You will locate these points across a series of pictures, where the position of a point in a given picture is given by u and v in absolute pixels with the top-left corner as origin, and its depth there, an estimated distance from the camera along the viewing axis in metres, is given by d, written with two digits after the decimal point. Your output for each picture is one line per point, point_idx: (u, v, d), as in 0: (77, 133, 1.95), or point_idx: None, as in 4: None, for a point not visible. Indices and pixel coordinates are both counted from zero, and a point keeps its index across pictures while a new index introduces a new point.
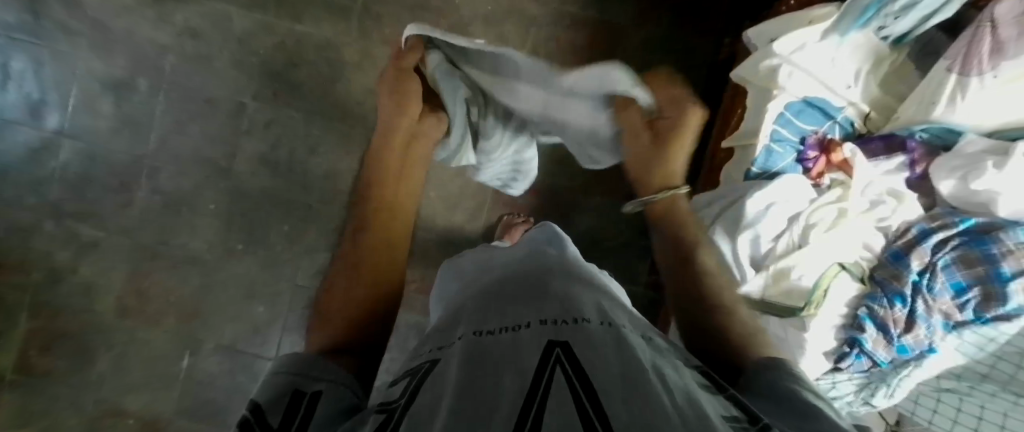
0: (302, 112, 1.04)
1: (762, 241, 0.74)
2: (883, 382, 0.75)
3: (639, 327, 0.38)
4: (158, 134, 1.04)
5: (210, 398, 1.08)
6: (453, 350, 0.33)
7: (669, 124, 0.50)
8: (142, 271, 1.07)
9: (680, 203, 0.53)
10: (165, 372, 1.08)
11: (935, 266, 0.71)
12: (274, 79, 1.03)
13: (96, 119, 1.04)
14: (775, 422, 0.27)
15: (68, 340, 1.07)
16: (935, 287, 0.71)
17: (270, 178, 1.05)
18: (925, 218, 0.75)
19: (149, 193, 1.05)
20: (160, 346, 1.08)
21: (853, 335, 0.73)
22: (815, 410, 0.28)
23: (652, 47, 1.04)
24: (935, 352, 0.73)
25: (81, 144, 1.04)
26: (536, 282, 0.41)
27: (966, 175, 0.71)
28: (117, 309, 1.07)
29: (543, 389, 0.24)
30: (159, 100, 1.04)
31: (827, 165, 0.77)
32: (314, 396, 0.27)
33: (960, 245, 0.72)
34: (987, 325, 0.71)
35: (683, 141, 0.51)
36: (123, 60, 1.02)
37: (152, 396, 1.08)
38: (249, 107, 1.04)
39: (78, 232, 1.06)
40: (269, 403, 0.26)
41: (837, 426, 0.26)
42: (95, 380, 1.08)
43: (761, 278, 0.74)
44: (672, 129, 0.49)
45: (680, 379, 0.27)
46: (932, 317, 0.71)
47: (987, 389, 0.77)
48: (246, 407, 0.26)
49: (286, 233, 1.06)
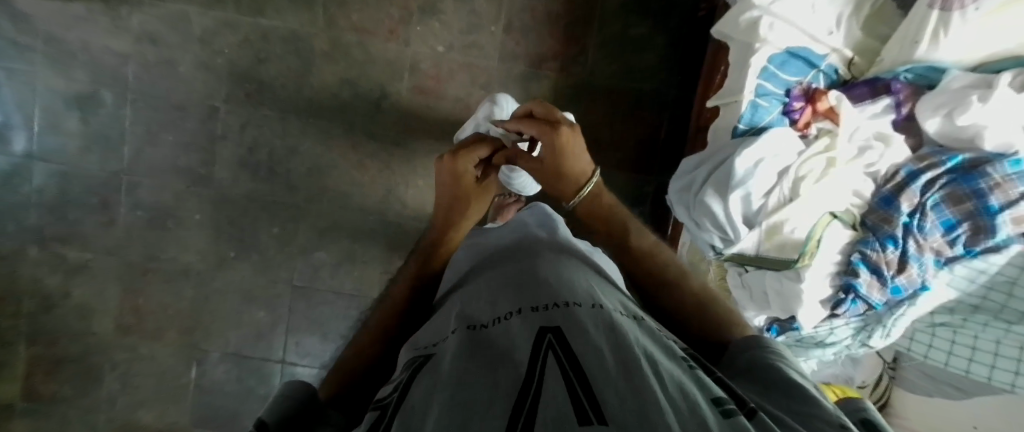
0: (277, 111, 1.01)
1: (753, 198, 0.73)
2: (879, 324, 0.77)
3: (630, 306, 0.38)
4: (131, 148, 1.01)
5: (222, 404, 1.09)
6: (445, 342, 0.34)
7: (546, 147, 0.56)
8: (137, 288, 1.06)
9: (599, 200, 0.56)
10: (175, 384, 1.08)
11: (924, 206, 0.72)
12: (244, 79, 1.00)
13: (64, 137, 1.00)
14: (766, 404, 0.29)
15: (71, 363, 1.07)
16: (925, 226, 0.72)
17: (252, 181, 1.03)
18: (913, 159, 0.75)
19: (131, 209, 1.03)
20: (165, 359, 1.08)
21: (847, 280, 0.74)
22: (804, 392, 0.29)
23: (628, 8, 1.01)
24: (928, 290, 0.75)
25: (53, 165, 1.01)
26: (527, 265, 0.41)
27: (951, 112, 0.71)
28: (117, 328, 1.06)
29: (537, 380, 0.25)
30: (127, 111, 1.00)
31: (813, 115, 0.76)
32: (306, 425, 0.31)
33: (948, 182, 0.72)
34: (977, 258, 0.73)
35: (568, 159, 0.55)
36: (84, 73, 0.98)
37: (165, 407, 1.09)
38: (221, 110, 1.01)
39: (63, 255, 1.04)
40: None
41: (821, 406, 0.27)
42: (105, 399, 1.08)
43: (755, 235, 0.74)
44: (550, 150, 0.55)
45: (669, 363, 0.28)
46: (923, 256, 0.72)
47: (980, 319, 0.78)
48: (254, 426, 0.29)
49: (277, 236, 1.05)
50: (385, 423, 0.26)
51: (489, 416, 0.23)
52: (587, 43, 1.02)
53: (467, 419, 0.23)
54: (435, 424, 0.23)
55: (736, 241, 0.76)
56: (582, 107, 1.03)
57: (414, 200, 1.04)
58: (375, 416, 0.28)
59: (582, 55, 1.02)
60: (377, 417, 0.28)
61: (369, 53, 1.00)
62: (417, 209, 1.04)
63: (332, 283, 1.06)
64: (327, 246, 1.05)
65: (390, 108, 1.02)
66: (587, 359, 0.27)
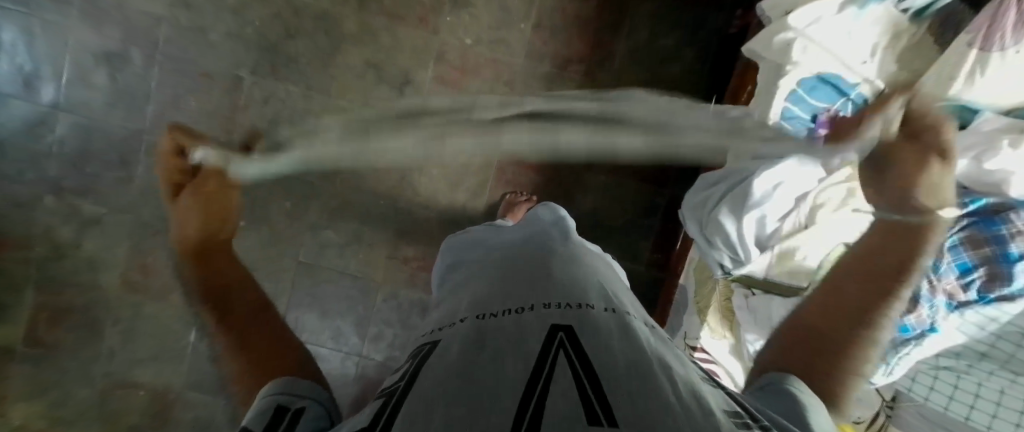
0: (301, 87, 1.01)
1: (768, 221, 0.75)
2: (883, 361, 0.75)
3: (641, 313, 0.38)
4: (154, 109, 1.02)
5: (218, 370, 1.10)
6: (455, 331, 0.34)
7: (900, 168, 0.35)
8: (147, 247, 1.07)
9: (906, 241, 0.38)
10: (173, 346, 1.10)
11: (942, 246, 0.71)
12: (272, 52, 1.00)
13: (89, 92, 1.02)
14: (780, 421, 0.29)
15: (76, 314, 1.09)
16: (941, 267, 0.70)
17: None
18: None
19: (149, 169, 1.05)
20: (167, 320, 1.09)
21: None
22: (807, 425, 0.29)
23: (660, 18, 1.00)
24: (935, 331, 0.73)
25: (77, 118, 1.02)
26: (540, 264, 0.41)
27: (979, 154, 0.70)
28: (124, 284, 1.08)
29: (546, 376, 0.25)
30: (154, 73, 1.01)
31: None
32: (296, 413, 0.35)
33: (969, 225, 0.71)
34: (989, 306, 0.71)
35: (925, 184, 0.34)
36: (116, 31, 1.00)
37: (161, 367, 1.10)
38: (246, 81, 1.01)
39: (80, 208, 1.06)
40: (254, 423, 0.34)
41: None
42: (105, 354, 1.10)
43: (766, 258, 0.74)
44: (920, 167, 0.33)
45: (682, 370, 0.28)
46: (935, 297, 0.71)
47: (985, 367, 0.77)
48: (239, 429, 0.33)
49: (287, 210, 1.05)
50: (393, 407, 0.27)
51: (497, 407, 0.23)
52: (615, 50, 1.01)
53: (473, 407, 0.24)
54: (443, 412, 0.24)
55: (746, 262, 0.75)
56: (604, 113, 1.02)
57: (426, 189, 1.05)
58: (383, 402, 0.28)
59: (608, 61, 1.01)
60: (383, 403, 0.28)
61: (396, 38, 1.00)
62: (427, 197, 1.05)
63: (337, 263, 1.07)
64: (335, 226, 1.06)
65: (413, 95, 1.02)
66: (598, 359, 0.27)
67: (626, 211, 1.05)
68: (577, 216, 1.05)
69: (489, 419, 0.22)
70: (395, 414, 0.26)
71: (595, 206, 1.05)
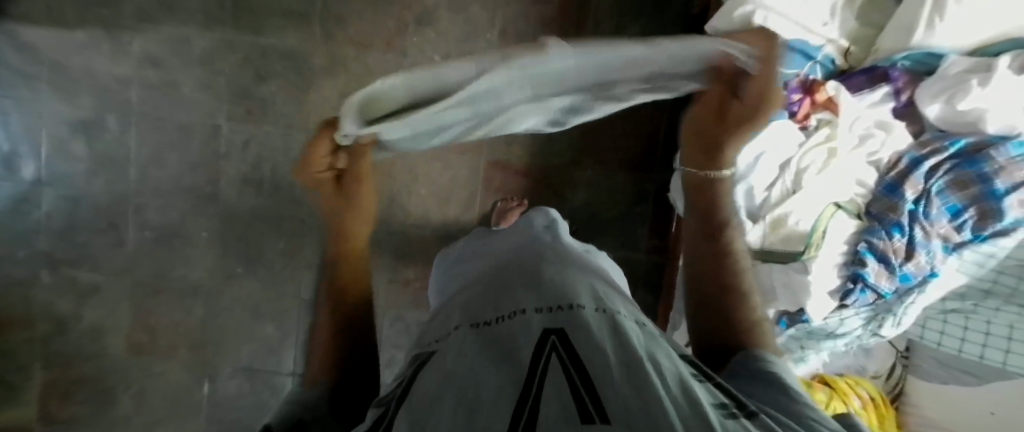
0: (279, 127, 1.02)
1: (756, 191, 0.74)
2: (889, 313, 0.76)
3: (632, 311, 0.39)
4: (137, 170, 1.02)
5: (235, 420, 1.09)
6: (450, 339, 0.35)
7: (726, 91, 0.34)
8: (148, 308, 1.07)
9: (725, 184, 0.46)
10: (188, 402, 1.09)
11: (929, 192, 0.72)
12: (245, 97, 1.01)
13: (69, 162, 1.02)
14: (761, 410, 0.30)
15: (85, 385, 1.08)
16: (931, 213, 0.71)
17: (256, 196, 1.04)
18: (915, 146, 0.75)
19: (139, 230, 1.04)
20: (177, 377, 1.08)
21: (855, 270, 0.73)
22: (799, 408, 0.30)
23: (622, 9, 1.01)
24: (936, 276, 0.73)
25: (61, 190, 1.02)
26: (530, 270, 0.42)
27: (951, 97, 0.71)
28: (129, 348, 1.07)
29: (540, 376, 0.26)
30: (131, 134, 1.01)
31: (812, 106, 0.76)
32: None
33: (952, 168, 0.72)
34: (986, 242, 0.73)
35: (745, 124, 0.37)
36: (89, 98, 1.00)
37: (179, 425, 1.09)
38: (224, 129, 1.02)
39: (75, 278, 1.05)
40: None
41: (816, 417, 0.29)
42: (120, 420, 1.09)
43: (759, 228, 0.74)
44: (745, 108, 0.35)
45: (672, 365, 0.29)
46: (931, 242, 0.71)
47: (992, 304, 0.78)
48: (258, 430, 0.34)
49: (282, 250, 1.06)
50: (390, 415, 0.28)
51: (496, 406, 0.24)
52: None
53: (470, 411, 0.24)
54: (440, 417, 0.25)
55: None
56: None
57: (418, 209, 1.05)
58: (381, 413, 0.29)
59: None
60: (383, 414, 0.29)
61: (367, 66, 1.01)
62: (419, 216, 1.05)
63: None
64: None
65: None
66: (589, 356, 0.28)
67: (618, 202, 1.05)
68: (570, 214, 1.05)
69: (485, 420, 0.23)
70: (393, 425, 0.27)
71: (587, 202, 1.05)
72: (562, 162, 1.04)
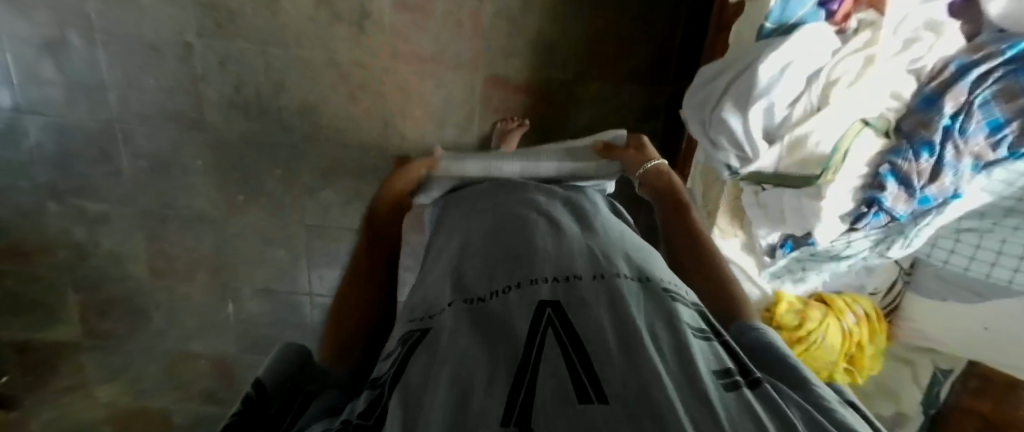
0: (255, 44, 0.92)
1: (777, 110, 0.67)
2: (900, 234, 0.74)
3: (632, 266, 0.39)
4: (116, 94, 0.97)
5: (262, 333, 1.19)
6: (442, 315, 0.34)
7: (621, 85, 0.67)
8: (159, 236, 1.09)
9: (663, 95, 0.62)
10: (216, 319, 1.17)
11: (971, 105, 0.65)
12: (210, 8, 0.90)
13: (44, 88, 0.96)
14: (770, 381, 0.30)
15: (118, 305, 1.15)
16: (968, 129, 0.65)
17: (245, 121, 0.99)
18: (965, 51, 0.66)
19: (134, 159, 1.02)
20: (202, 298, 1.15)
21: (872, 194, 0.69)
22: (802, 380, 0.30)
23: None
24: (959, 197, 0.70)
25: (43, 118, 0.99)
26: (523, 234, 0.42)
27: None
28: (151, 272, 1.12)
29: (536, 360, 0.26)
30: (100, 55, 0.94)
31: (854, 4, 0.67)
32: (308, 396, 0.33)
33: (1003, 77, 0.63)
34: (1021, 160, 0.67)
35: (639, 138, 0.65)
36: (43, 15, 0.90)
37: (212, 339, 1.19)
38: (196, 47, 0.93)
39: (82, 208, 1.06)
40: (272, 386, 0.30)
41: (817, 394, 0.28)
42: (158, 334, 1.19)
43: (775, 151, 0.69)
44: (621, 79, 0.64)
45: (673, 331, 0.29)
46: (960, 163, 0.66)
47: (1010, 223, 0.75)
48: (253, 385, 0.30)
49: (281, 178, 1.04)
50: (384, 398, 0.28)
51: (495, 389, 0.24)
52: None
53: (468, 392, 0.24)
54: (437, 400, 0.24)
55: (754, 160, 0.71)
56: (587, 12, 0.91)
57: (413, 133, 1.00)
58: (375, 396, 0.29)
59: None
60: (376, 397, 0.29)
61: None
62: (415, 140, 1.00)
63: (343, 220, 1.07)
64: (332, 186, 1.04)
65: (376, 29, 0.92)
66: (586, 333, 0.28)
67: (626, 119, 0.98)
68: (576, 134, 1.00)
69: (485, 399, 0.23)
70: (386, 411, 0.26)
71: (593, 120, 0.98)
72: (567, 76, 0.95)
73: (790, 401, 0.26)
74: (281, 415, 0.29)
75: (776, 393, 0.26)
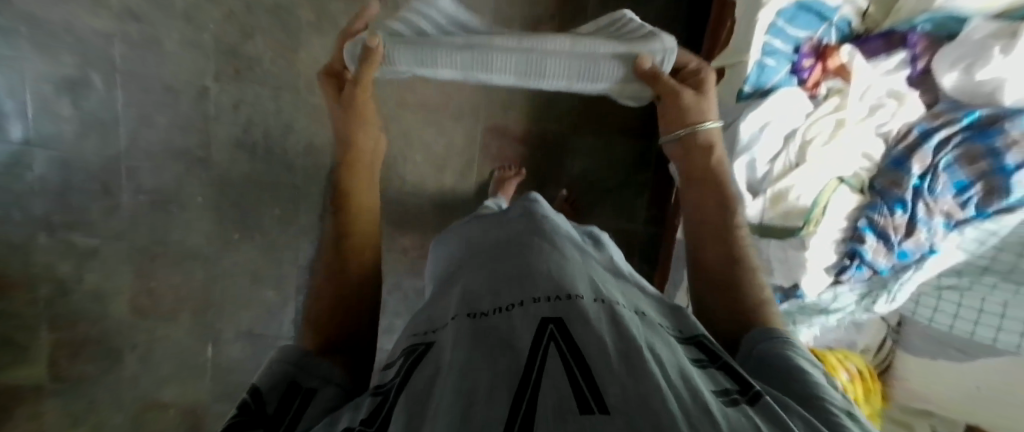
0: (270, 88, 1.01)
1: (758, 165, 0.72)
2: (884, 289, 0.75)
3: (630, 297, 0.40)
4: (127, 131, 1.00)
5: (240, 380, 1.13)
6: (446, 329, 0.35)
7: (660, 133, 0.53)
8: (146, 273, 1.07)
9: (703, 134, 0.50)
10: (193, 362, 1.12)
11: (936, 167, 0.69)
12: (230, 55, 0.99)
13: (58, 122, 0.98)
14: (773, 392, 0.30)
15: (93, 347, 1.08)
16: (936, 189, 0.69)
17: (249, 162, 1.04)
18: (926, 117, 0.72)
19: (134, 194, 1.03)
20: (181, 340, 1.11)
21: (853, 247, 0.72)
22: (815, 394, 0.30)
23: None
24: (935, 253, 0.73)
25: (52, 151, 0.99)
26: (523, 252, 0.42)
27: (970, 66, 0.67)
28: (133, 311, 1.08)
29: (539, 370, 0.26)
30: (118, 95, 0.98)
31: (823, 73, 0.73)
32: (307, 394, 0.33)
33: (963, 141, 0.70)
34: (988, 219, 0.71)
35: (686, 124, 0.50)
36: (69, 55, 0.95)
37: (185, 387, 1.13)
38: (212, 90, 0.99)
39: (73, 242, 1.04)
40: (267, 387, 0.32)
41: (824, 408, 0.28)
42: (129, 380, 1.10)
43: (759, 202, 0.73)
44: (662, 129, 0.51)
45: (672, 356, 0.30)
46: (932, 219, 0.70)
47: (987, 281, 0.78)
48: (247, 391, 0.31)
49: (279, 216, 1.07)
50: (387, 404, 0.29)
51: (497, 398, 0.24)
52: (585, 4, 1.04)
53: (470, 404, 0.24)
54: (441, 410, 0.25)
55: None
56: None
57: (414, 177, 1.03)
58: (378, 400, 0.30)
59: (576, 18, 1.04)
60: (379, 402, 0.30)
61: None
62: (415, 184, 1.03)
63: None
64: None
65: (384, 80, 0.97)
66: (588, 348, 0.28)
67: (617, 171, 1.03)
68: (570, 184, 1.04)
69: (486, 406, 0.24)
70: (390, 419, 0.27)
71: (585, 171, 1.03)
72: (563, 129, 1.01)
73: (789, 415, 0.26)
74: (281, 413, 0.31)
75: (778, 408, 0.26)
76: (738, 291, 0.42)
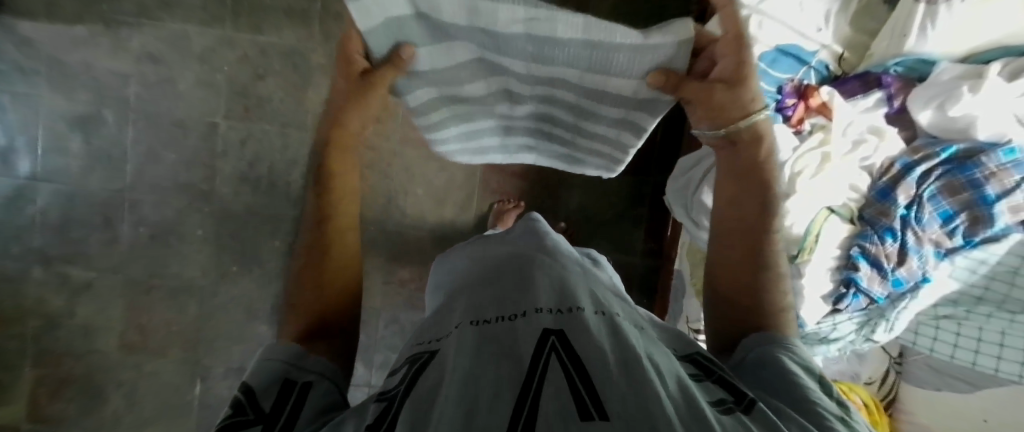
0: (277, 125, 1.02)
1: None
2: (883, 318, 0.76)
3: (630, 313, 0.40)
4: (133, 165, 1.02)
5: None
6: (449, 338, 0.35)
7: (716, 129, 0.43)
8: (140, 306, 1.06)
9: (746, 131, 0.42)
10: (179, 401, 1.08)
11: (921, 197, 0.72)
12: (242, 95, 1.01)
13: (68, 158, 1.02)
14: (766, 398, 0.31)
15: (77, 384, 1.07)
16: (923, 218, 0.72)
17: (252, 195, 1.04)
18: (907, 152, 0.75)
19: (135, 227, 1.04)
20: (168, 376, 1.08)
21: (848, 275, 0.73)
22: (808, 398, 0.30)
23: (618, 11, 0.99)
24: (929, 281, 0.74)
25: (58, 186, 1.02)
26: (525, 270, 0.42)
27: (942, 103, 0.71)
28: (121, 346, 1.06)
29: (539, 378, 0.26)
30: (128, 131, 1.01)
31: (806, 111, 0.77)
32: (304, 386, 0.33)
33: (943, 174, 0.72)
34: (976, 248, 0.73)
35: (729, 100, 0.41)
36: (86, 94, 1.00)
37: (169, 426, 1.09)
38: (221, 127, 1.02)
39: (69, 274, 1.05)
40: (260, 389, 0.32)
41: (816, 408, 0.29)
42: (111, 418, 1.08)
43: None
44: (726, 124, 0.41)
45: (671, 366, 0.30)
46: (923, 248, 0.72)
47: (983, 311, 0.78)
48: (238, 390, 0.32)
49: (278, 248, 1.05)
50: (391, 410, 0.28)
51: (497, 408, 0.24)
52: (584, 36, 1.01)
53: (472, 412, 0.24)
54: (441, 419, 0.24)
55: None
56: None
57: (414, 209, 1.05)
58: (382, 405, 0.29)
59: None
60: (383, 407, 0.29)
61: None
62: (416, 216, 1.05)
63: None
64: None
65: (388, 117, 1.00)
66: (587, 356, 0.28)
67: (612, 204, 1.06)
68: (569, 216, 1.06)
69: (486, 414, 0.24)
70: (392, 425, 0.26)
71: (582, 204, 1.05)
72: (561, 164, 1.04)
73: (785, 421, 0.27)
74: (277, 409, 0.30)
75: (773, 418, 0.27)
76: (757, 297, 0.41)
